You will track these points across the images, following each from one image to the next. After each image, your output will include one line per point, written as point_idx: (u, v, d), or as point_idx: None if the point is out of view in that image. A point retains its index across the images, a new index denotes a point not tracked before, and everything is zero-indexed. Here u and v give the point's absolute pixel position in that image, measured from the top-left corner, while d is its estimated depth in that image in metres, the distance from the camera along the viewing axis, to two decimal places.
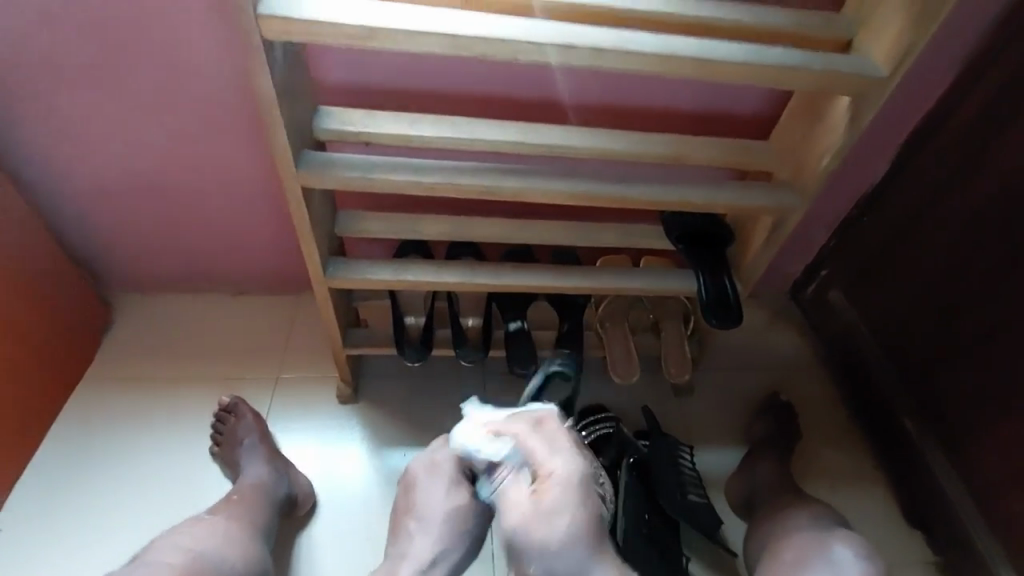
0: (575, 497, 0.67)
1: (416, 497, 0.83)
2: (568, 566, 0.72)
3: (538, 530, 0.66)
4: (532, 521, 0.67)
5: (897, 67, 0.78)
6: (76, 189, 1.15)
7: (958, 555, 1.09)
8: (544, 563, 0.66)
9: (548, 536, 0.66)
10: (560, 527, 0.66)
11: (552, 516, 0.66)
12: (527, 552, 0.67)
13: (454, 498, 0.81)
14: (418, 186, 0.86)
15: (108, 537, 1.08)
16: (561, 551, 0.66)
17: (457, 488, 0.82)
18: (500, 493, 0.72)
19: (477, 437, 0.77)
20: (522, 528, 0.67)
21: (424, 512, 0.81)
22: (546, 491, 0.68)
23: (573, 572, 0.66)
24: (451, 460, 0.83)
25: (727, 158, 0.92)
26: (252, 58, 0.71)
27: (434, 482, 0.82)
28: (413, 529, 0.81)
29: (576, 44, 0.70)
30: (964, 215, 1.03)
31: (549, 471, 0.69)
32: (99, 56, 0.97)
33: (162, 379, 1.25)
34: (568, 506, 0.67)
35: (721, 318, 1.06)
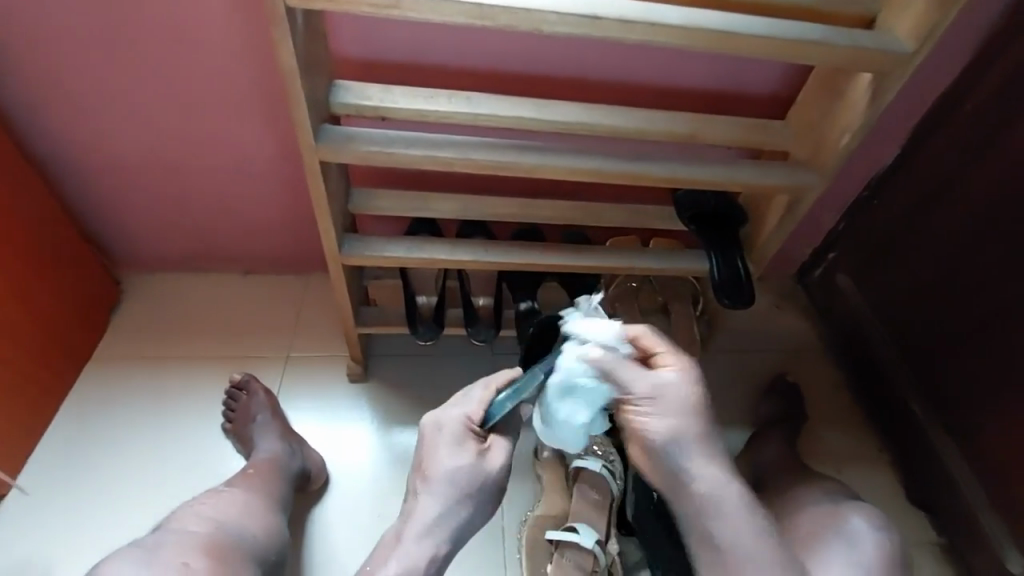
0: (696, 384, 0.72)
1: (425, 459, 0.79)
2: (687, 454, 0.71)
3: (662, 398, 0.71)
4: (647, 388, 0.71)
5: (921, 44, 0.78)
6: (88, 164, 1.13)
7: (960, 533, 1.12)
8: (659, 424, 0.71)
9: (670, 400, 0.71)
10: (676, 400, 0.71)
11: (665, 390, 0.71)
12: (643, 409, 0.71)
13: (455, 462, 0.77)
14: (435, 161, 0.86)
15: (122, 509, 1.09)
16: (677, 418, 0.71)
17: (461, 446, 0.78)
18: (613, 377, 0.72)
19: (599, 329, 0.75)
20: (642, 394, 0.71)
21: (427, 475, 0.78)
22: (669, 370, 0.73)
23: (692, 441, 0.71)
24: (455, 421, 0.78)
25: (745, 136, 0.92)
26: (275, 26, 0.70)
27: (438, 443, 0.78)
28: (419, 491, 0.78)
29: (602, 15, 0.70)
30: (976, 198, 1.03)
31: (672, 360, 0.74)
32: (112, 27, 0.95)
33: (173, 357, 1.25)
34: (687, 385, 0.72)
35: (734, 298, 1.07)
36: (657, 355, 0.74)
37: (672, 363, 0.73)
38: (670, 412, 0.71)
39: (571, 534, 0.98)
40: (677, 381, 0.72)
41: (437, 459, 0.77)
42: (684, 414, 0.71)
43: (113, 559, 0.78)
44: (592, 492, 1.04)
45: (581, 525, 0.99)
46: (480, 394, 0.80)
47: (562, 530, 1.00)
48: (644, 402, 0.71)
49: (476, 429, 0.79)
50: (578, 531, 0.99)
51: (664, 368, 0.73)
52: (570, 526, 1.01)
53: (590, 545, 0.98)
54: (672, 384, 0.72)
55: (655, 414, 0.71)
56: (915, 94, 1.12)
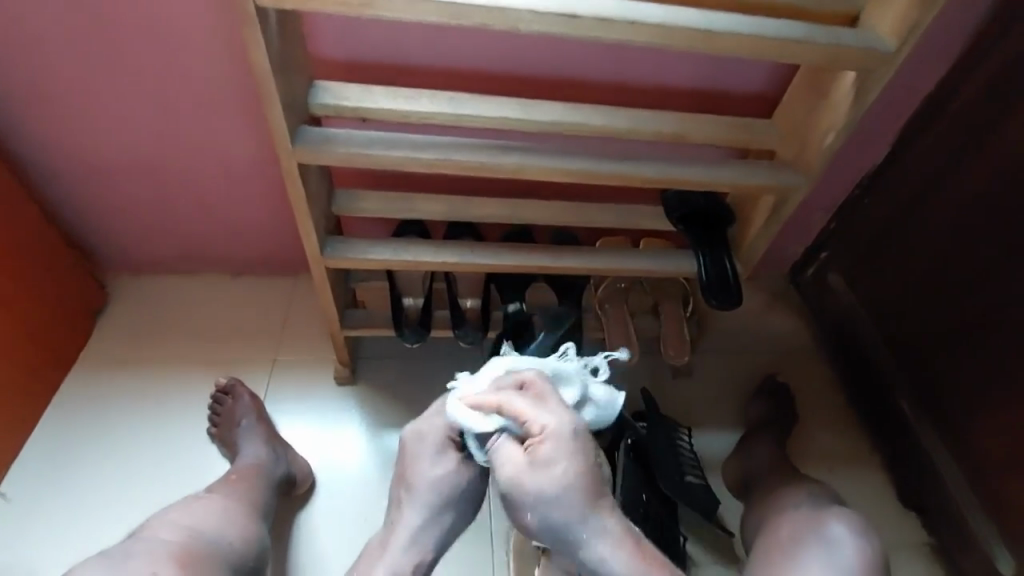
0: (568, 447, 0.71)
1: (408, 468, 0.82)
2: (573, 534, 0.71)
3: (534, 479, 0.70)
4: (521, 478, 0.71)
5: (905, 41, 0.76)
6: (69, 168, 1.12)
7: (950, 535, 1.11)
8: (535, 514, 0.71)
9: (543, 481, 0.70)
10: (547, 482, 0.70)
11: (537, 469, 0.70)
12: (522, 499, 0.71)
13: (439, 470, 0.80)
14: (415, 162, 0.85)
15: (105, 514, 1.08)
16: (553, 500, 0.70)
17: (443, 455, 0.81)
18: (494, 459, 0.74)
19: (471, 412, 0.77)
20: (516, 480, 0.71)
21: (412, 483, 0.81)
22: (539, 445, 0.71)
23: (572, 517, 0.71)
24: (437, 430, 0.82)
25: (731, 136, 0.91)
26: (246, 27, 0.69)
27: (422, 452, 0.82)
28: (404, 500, 0.81)
29: (578, 14, 0.69)
30: (969, 195, 1.01)
31: (540, 427, 0.72)
32: (88, 28, 0.94)
33: (159, 361, 1.24)
34: (558, 459, 0.70)
35: (721, 299, 1.06)
36: (527, 423, 0.72)
37: (541, 430, 0.71)
38: (545, 495, 0.70)
39: None
40: (548, 455, 0.70)
41: (422, 468, 0.81)
42: (556, 492, 0.70)
43: (83, 567, 0.78)
44: None
45: None
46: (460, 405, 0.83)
47: None
48: (521, 488, 0.71)
49: (456, 439, 0.81)
50: None
51: (537, 438, 0.71)
52: None
53: None
54: (545, 459, 0.70)
55: (530, 502, 0.70)
56: (905, 91, 1.10)
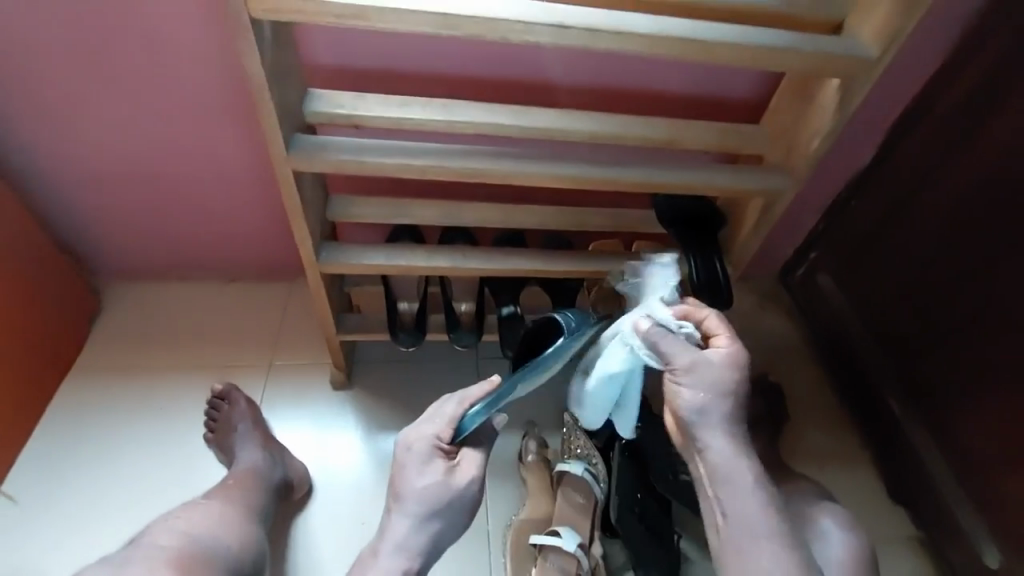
0: (740, 369, 0.76)
1: (398, 477, 0.83)
2: (713, 432, 0.75)
3: (704, 370, 0.75)
4: (690, 365, 0.76)
5: (886, 48, 0.78)
6: (62, 176, 1.12)
7: (937, 528, 1.13)
8: (692, 395, 0.75)
9: (709, 376, 0.75)
10: (715, 377, 0.75)
11: (701, 366, 0.76)
12: (685, 378, 0.76)
13: (426, 478, 0.82)
14: (409, 169, 0.86)
15: (102, 521, 1.08)
16: (711, 395, 0.75)
17: (430, 464, 0.82)
18: (656, 344, 0.78)
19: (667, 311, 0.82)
20: (684, 364, 0.76)
21: (400, 492, 0.82)
22: (719, 350, 0.77)
23: (717, 419, 0.75)
24: (426, 438, 0.83)
25: (719, 141, 0.92)
26: (240, 38, 0.70)
27: (410, 462, 0.83)
28: (393, 508, 0.83)
29: (568, 24, 0.70)
30: (953, 196, 1.04)
31: (726, 342, 0.78)
32: (81, 39, 0.94)
33: (154, 368, 1.24)
34: (726, 366, 0.76)
35: (711, 301, 1.08)
36: (715, 335, 0.79)
37: (726, 344, 0.77)
38: (708, 385, 0.75)
39: (553, 538, 0.99)
40: (726, 360, 0.76)
41: (410, 477, 0.82)
42: (717, 391, 0.75)
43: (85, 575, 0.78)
44: (577, 496, 1.05)
45: (563, 529, 0.99)
46: (452, 410, 0.84)
47: (545, 535, 1.00)
48: (686, 371, 0.76)
49: (444, 447, 0.83)
50: (560, 535, 0.99)
51: (718, 347, 0.77)
52: (553, 530, 1.01)
53: (572, 548, 0.98)
54: (719, 361, 0.76)
55: (692, 387, 0.75)
56: (888, 96, 1.13)
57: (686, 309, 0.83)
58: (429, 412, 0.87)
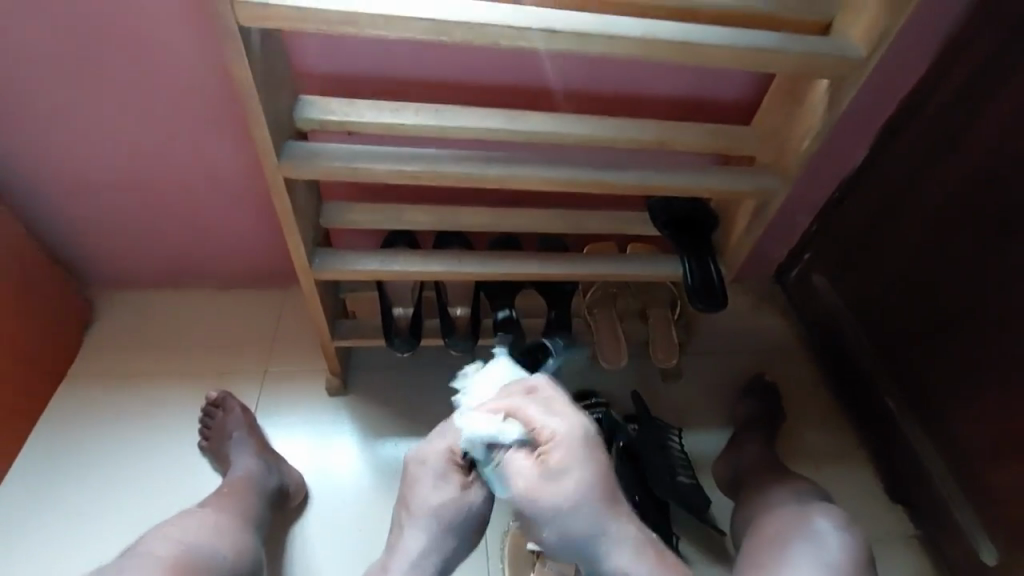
0: (581, 456, 0.72)
1: (410, 491, 0.81)
2: (589, 539, 0.73)
3: (546, 491, 0.71)
4: (538, 484, 0.71)
5: (874, 48, 0.79)
6: (54, 187, 1.12)
7: (936, 527, 1.13)
8: (553, 529, 0.72)
9: (559, 491, 0.70)
10: (567, 488, 0.71)
11: (552, 474, 0.71)
12: (539, 511, 0.71)
13: (441, 492, 0.79)
14: (401, 174, 0.86)
15: (97, 531, 1.08)
16: (574, 507, 0.71)
17: (444, 480, 0.79)
18: (501, 468, 0.73)
19: (484, 423, 0.72)
20: (529, 492, 0.71)
21: (414, 506, 0.79)
22: (552, 454, 0.71)
23: (587, 523, 0.72)
24: (440, 453, 0.80)
25: (711, 142, 0.93)
26: (228, 46, 0.70)
27: (424, 476, 0.80)
28: (404, 524, 0.80)
29: (556, 28, 0.70)
30: (944, 195, 1.04)
31: (552, 435, 0.71)
32: (70, 49, 0.94)
33: (148, 377, 1.24)
34: (571, 464, 0.71)
35: (706, 302, 1.07)
36: (539, 430, 0.72)
37: (554, 440, 0.71)
38: (561, 503, 0.71)
39: None
40: (561, 465, 0.70)
41: (425, 492, 0.79)
42: (572, 498, 0.71)
43: None
44: None
45: None
46: None
47: None
48: (533, 500, 0.71)
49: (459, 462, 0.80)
50: None
51: (549, 448, 0.71)
52: None
53: None
54: (558, 469, 0.70)
55: (546, 515, 0.71)
56: (878, 95, 1.13)
57: (500, 407, 0.74)
58: (441, 425, 0.84)
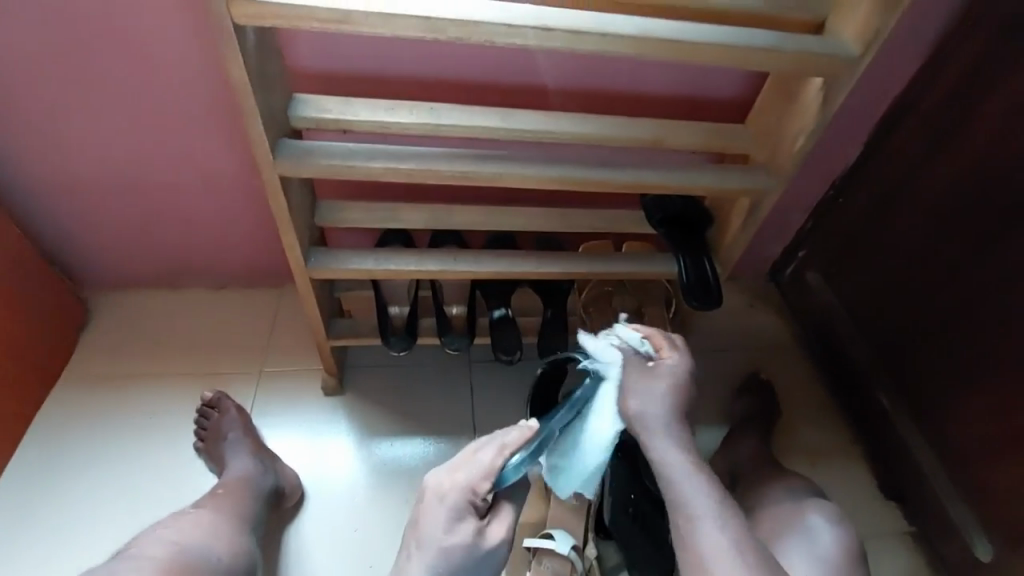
0: (684, 377, 0.81)
1: (421, 525, 0.74)
2: (658, 435, 0.77)
3: (648, 379, 0.80)
4: (643, 372, 0.81)
5: (867, 47, 0.79)
6: (48, 187, 1.11)
7: (930, 524, 1.14)
8: (641, 402, 0.78)
9: (656, 383, 0.79)
10: (662, 385, 0.79)
11: (656, 372, 0.80)
12: (633, 386, 0.79)
13: (452, 537, 0.72)
14: (396, 173, 0.85)
15: (92, 533, 1.07)
16: (662, 398, 0.79)
17: (458, 523, 0.73)
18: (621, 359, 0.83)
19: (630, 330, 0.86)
20: (635, 375, 0.80)
21: (421, 543, 0.73)
22: (665, 362, 0.81)
23: (664, 424, 0.78)
24: (459, 492, 0.73)
25: (706, 141, 0.93)
26: (224, 44, 0.69)
27: (438, 512, 0.73)
28: (409, 555, 0.74)
29: (551, 27, 0.70)
30: (937, 193, 1.05)
31: (671, 353, 0.82)
32: (64, 47, 0.94)
33: (142, 377, 1.23)
34: (671, 376, 0.80)
35: (701, 300, 1.08)
36: (659, 347, 0.83)
37: (669, 355, 0.81)
38: (653, 391, 0.79)
39: (547, 542, 0.99)
40: (667, 371, 0.80)
41: (435, 531, 0.72)
42: (662, 395, 0.79)
43: None
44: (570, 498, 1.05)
45: (556, 532, 1.00)
46: (488, 460, 0.74)
47: (539, 538, 1.00)
48: (635, 380, 0.80)
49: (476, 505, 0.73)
50: (554, 538, 0.99)
51: (663, 358, 0.82)
52: (547, 533, 1.01)
53: (566, 551, 0.98)
54: (663, 372, 0.80)
55: (639, 392, 0.79)
56: (871, 94, 1.14)
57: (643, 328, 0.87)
58: (466, 454, 0.76)
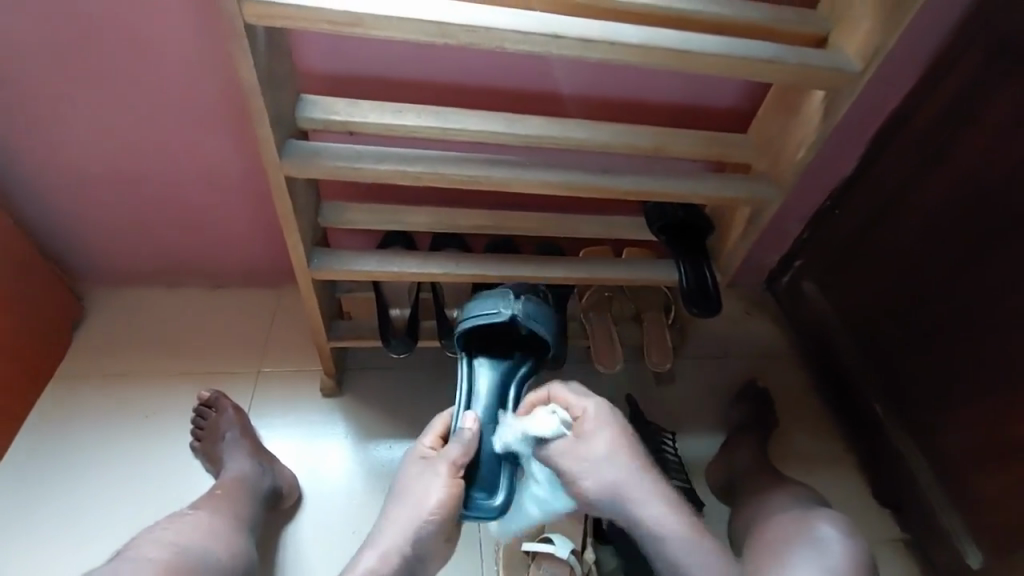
0: (612, 427, 0.87)
1: (410, 486, 0.86)
2: (623, 495, 0.85)
3: (583, 450, 0.86)
4: (577, 447, 0.86)
5: (868, 61, 0.81)
6: (47, 183, 1.11)
7: (924, 533, 1.15)
8: (594, 477, 0.85)
9: (590, 453, 0.86)
10: (598, 445, 0.86)
11: (582, 441, 0.86)
12: (579, 471, 0.85)
13: (429, 495, 0.83)
14: (402, 176, 0.86)
15: (86, 533, 1.06)
16: (605, 462, 0.85)
17: (437, 482, 0.84)
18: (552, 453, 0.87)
19: (539, 421, 0.88)
20: (568, 454, 0.86)
21: (407, 499, 0.84)
22: (585, 421, 0.87)
23: (619, 480, 0.85)
24: (443, 456, 0.87)
25: (709, 150, 0.94)
26: (235, 44, 0.70)
27: (424, 475, 0.86)
28: (393, 514, 0.84)
29: (561, 34, 0.71)
30: (930, 206, 1.07)
31: (587, 413, 0.88)
32: (69, 44, 0.93)
33: (138, 376, 1.22)
34: (603, 429, 0.87)
35: (701, 307, 1.09)
36: (578, 413, 0.88)
37: (585, 413, 0.88)
38: (594, 458, 0.85)
39: (546, 545, 0.99)
40: (592, 429, 0.87)
41: (419, 489, 0.85)
42: (602, 457, 0.85)
43: None
44: None
45: (556, 535, 1.00)
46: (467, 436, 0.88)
47: (537, 542, 1.01)
48: (573, 460, 0.85)
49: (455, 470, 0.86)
50: (553, 542, 1.00)
51: (582, 420, 0.87)
52: (545, 536, 1.01)
53: (566, 555, 0.99)
54: (590, 433, 0.87)
55: (586, 473, 0.85)
56: (868, 108, 1.16)
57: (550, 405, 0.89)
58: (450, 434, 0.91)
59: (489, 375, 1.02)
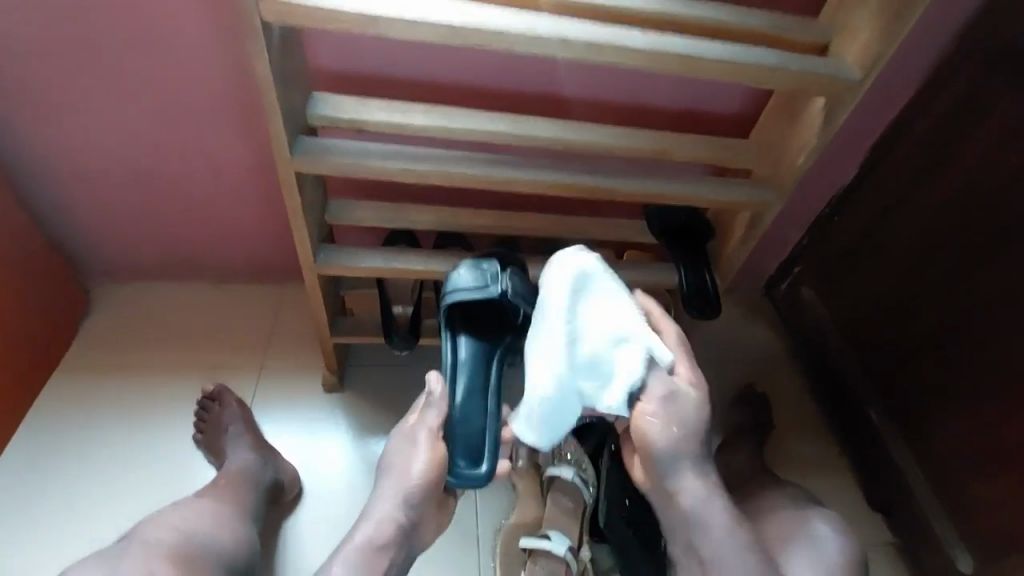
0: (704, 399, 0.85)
1: (393, 459, 0.86)
2: (682, 471, 0.84)
3: (675, 412, 0.83)
4: (668, 408, 0.82)
5: (868, 69, 0.83)
6: (58, 174, 1.12)
7: (916, 539, 1.16)
8: (668, 441, 0.82)
9: (681, 416, 0.83)
10: (690, 414, 0.84)
11: (679, 401, 0.83)
12: (666, 425, 0.82)
13: (416, 464, 0.84)
14: (409, 174, 0.87)
15: (88, 521, 1.07)
16: (688, 434, 0.83)
17: (422, 450, 0.85)
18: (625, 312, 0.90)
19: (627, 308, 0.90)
20: (662, 409, 0.82)
21: (393, 473, 0.85)
22: (682, 382, 0.85)
23: (689, 455, 0.84)
24: (423, 425, 0.88)
25: (711, 154, 0.96)
26: (250, 41, 0.71)
27: (407, 447, 0.86)
28: (382, 488, 0.84)
29: (569, 38, 0.73)
30: (929, 214, 1.08)
31: (687, 372, 0.86)
32: (84, 38, 0.95)
33: (143, 368, 1.23)
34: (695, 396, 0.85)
35: (701, 309, 1.11)
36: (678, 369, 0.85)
37: (684, 372, 0.86)
38: (680, 424, 0.83)
39: (544, 542, 1.00)
40: (689, 395, 0.84)
41: (405, 462, 0.85)
42: (688, 429, 0.84)
43: (81, 567, 0.80)
44: (565, 500, 1.05)
45: (553, 533, 1.00)
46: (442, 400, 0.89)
47: (534, 538, 1.01)
48: (664, 415, 0.82)
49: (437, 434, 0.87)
50: (551, 539, 1.00)
51: (679, 377, 0.85)
52: (543, 533, 1.02)
53: (564, 552, 0.99)
54: (685, 399, 0.84)
55: (667, 432, 0.82)
56: (868, 116, 1.18)
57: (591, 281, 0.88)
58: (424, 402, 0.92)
59: (470, 350, 1.00)
